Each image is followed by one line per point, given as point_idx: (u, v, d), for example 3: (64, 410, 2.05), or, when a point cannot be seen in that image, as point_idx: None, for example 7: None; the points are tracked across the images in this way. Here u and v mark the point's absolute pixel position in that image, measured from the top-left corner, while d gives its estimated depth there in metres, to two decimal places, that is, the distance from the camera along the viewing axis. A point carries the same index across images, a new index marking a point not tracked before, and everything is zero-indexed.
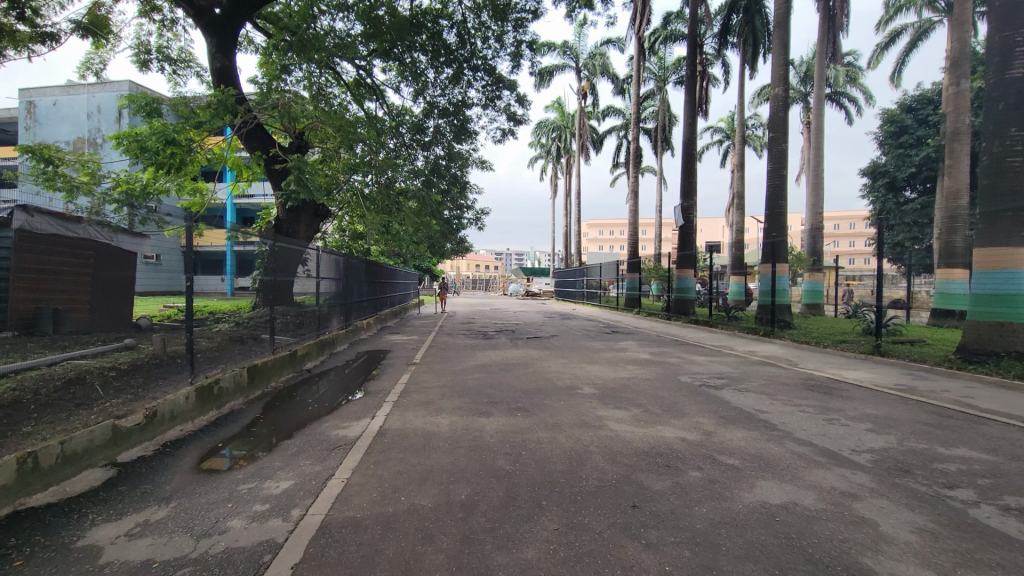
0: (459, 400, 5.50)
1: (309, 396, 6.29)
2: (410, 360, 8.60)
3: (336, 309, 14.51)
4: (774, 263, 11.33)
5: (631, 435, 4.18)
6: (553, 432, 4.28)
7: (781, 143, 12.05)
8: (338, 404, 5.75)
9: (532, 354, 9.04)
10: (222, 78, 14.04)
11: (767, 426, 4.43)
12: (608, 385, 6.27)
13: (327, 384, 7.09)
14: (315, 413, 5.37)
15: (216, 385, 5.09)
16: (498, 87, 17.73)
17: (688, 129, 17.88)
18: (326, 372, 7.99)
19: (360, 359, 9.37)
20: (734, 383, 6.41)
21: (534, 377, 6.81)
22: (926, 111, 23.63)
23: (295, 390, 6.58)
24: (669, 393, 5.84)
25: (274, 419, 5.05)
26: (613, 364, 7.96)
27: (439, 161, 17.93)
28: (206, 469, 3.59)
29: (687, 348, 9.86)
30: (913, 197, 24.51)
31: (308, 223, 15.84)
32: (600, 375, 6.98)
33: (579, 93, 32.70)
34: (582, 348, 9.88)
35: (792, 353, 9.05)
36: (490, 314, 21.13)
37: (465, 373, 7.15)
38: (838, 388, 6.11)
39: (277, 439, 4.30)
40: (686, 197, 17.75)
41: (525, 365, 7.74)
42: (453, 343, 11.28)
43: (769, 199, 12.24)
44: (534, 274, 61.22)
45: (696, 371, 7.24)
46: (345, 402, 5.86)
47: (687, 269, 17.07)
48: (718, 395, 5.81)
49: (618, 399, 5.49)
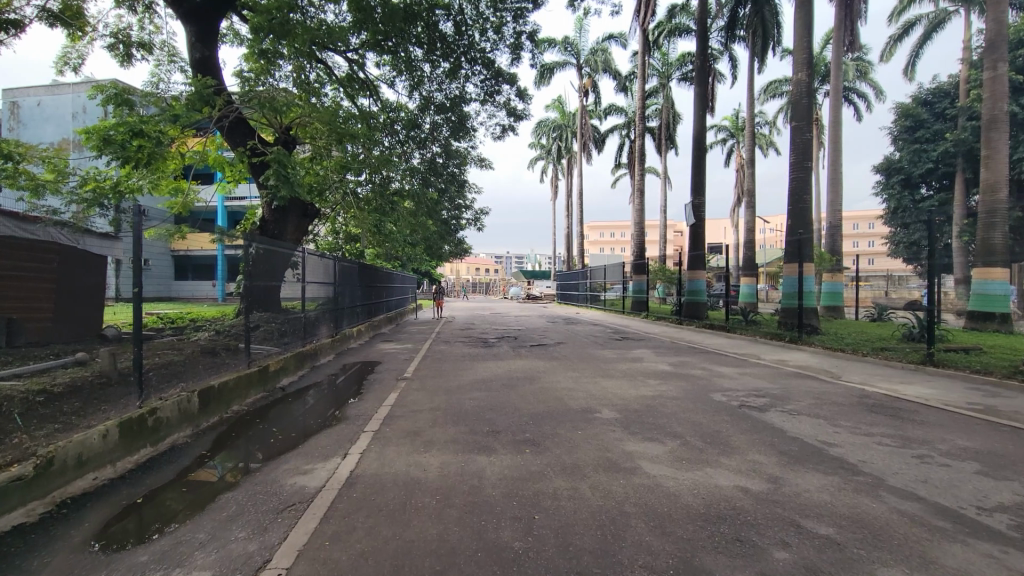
0: (453, 430, 4.51)
1: (278, 421, 5.30)
2: (401, 374, 7.61)
3: (326, 315, 13.52)
4: (801, 262, 10.36)
5: (675, 483, 3.21)
6: (573, 478, 3.31)
7: (805, 132, 11.11)
8: (311, 432, 4.75)
9: (538, 366, 8.06)
10: (202, 69, 13.10)
11: (848, 469, 3.45)
12: (630, 406, 5.29)
13: (303, 404, 6.09)
14: (277, 445, 4.38)
15: (152, 416, 4.13)
16: (497, 81, 16.86)
17: (698, 123, 16.93)
18: (306, 388, 6.94)
19: (348, 371, 8.34)
20: (780, 403, 5.41)
21: (542, 396, 5.85)
22: (942, 104, 22.83)
23: (264, 413, 5.58)
24: (707, 418, 4.84)
25: (223, 456, 4.08)
26: (631, 377, 6.99)
27: (436, 159, 17.12)
28: (188, 488, 3.40)
29: (708, 358, 8.85)
30: (929, 194, 23.62)
31: (295, 225, 14.92)
32: (620, 393, 5.98)
33: (579, 91, 31.88)
34: (591, 358, 8.91)
35: (830, 363, 8.05)
36: (490, 319, 20.18)
37: (461, 392, 6.15)
38: (908, 410, 5.09)
39: (266, 453, 4.10)
40: (695, 194, 16.80)
41: (531, 381, 6.75)
42: (450, 352, 10.31)
43: (792, 194, 11.32)
44: (535, 276, 60.14)
45: (730, 387, 6.25)
46: (318, 429, 4.88)
47: (699, 270, 16.14)
48: (765, 419, 4.83)
49: (646, 427, 4.53)
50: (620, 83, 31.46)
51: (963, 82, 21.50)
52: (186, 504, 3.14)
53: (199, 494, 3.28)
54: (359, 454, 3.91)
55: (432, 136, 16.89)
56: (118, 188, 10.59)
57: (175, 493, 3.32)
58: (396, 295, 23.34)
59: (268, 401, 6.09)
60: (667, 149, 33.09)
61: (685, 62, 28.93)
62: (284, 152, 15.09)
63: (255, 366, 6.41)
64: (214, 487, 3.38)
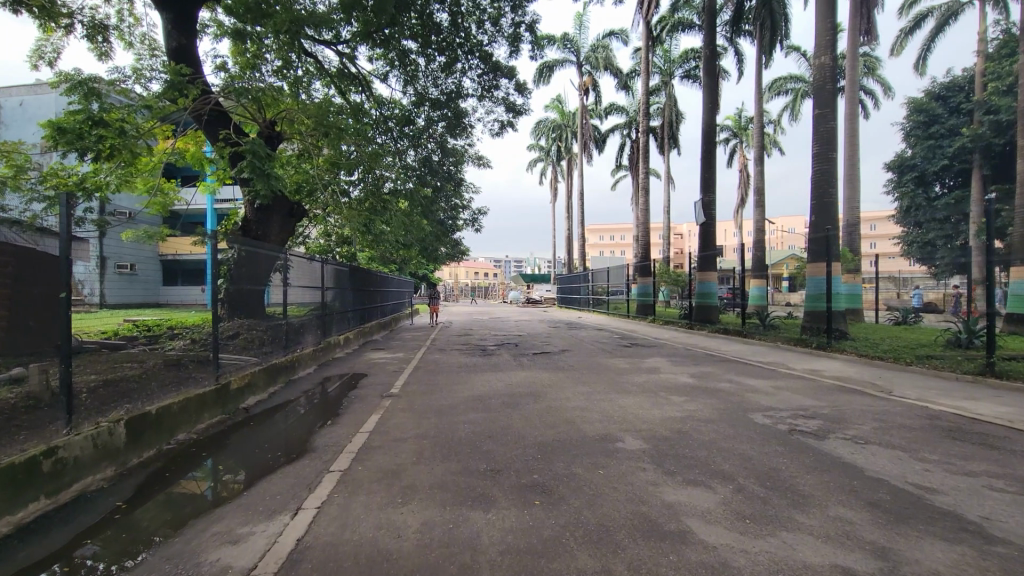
0: (442, 468, 3.60)
1: (229, 452, 4.35)
2: (387, 390, 6.68)
3: (314, 322, 12.68)
4: (829, 261, 9.49)
5: (747, 562, 2.29)
6: (604, 551, 2.41)
7: (829, 120, 10.27)
8: (265, 469, 3.82)
9: (543, 378, 7.13)
10: (179, 58, 12.20)
11: (975, 534, 2.54)
12: (658, 432, 4.37)
13: (268, 428, 5.13)
14: (215, 490, 3.45)
15: (48, 457, 3.20)
16: (495, 75, 16.02)
17: (708, 117, 16.11)
18: (273, 409, 5.90)
19: (329, 386, 7.32)
20: (838, 428, 4.48)
21: (550, 418, 4.94)
22: (957, 99, 22.07)
23: (217, 442, 4.60)
24: (757, 450, 3.91)
25: (142, 511, 3.16)
26: (651, 393, 6.08)
27: (431, 157, 16.28)
28: (173, 499, 3.32)
29: (731, 368, 7.94)
30: (943, 193, 22.88)
31: (281, 224, 14.01)
32: (642, 413, 5.05)
33: (579, 89, 31.16)
34: (601, 369, 7.99)
35: (873, 375, 7.12)
36: (489, 324, 19.19)
37: (457, 413, 5.23)
38: (1001, 438, 4.14)
39: (247, 476, 3.69)
40: (705, 191, 15.93)
41: (535, 398, 5.83)
42: (446, 362, 9.40)
43: (815, 188, 10.44)
44: (535, 279, 59.27)
45: (771, 404, 5.32)
46: (276, 464, 3.95)
47: (709, 271, 15.27)
48: (828, 451, 3.90)
49: (684, 463, 3.60)
50: (621, 80, 30.68)
51: (978, 76, 20.76)
52: (168, 519, 3.01)
53: (182, 510, 3.13)
54: (320, 503, 3.05)
55: (427, 133, 16.03)
56: (85, 184, 9.67)
57: (75, 563, 2.54)
58: (391, 299, 22.42)
59: (222, 428, 5.03)
60: (670, 149, 32.33)
61: (688, 58, 28.36)
62: (268, 149, 13.91)
63: (212, 382, 5.44)
64: (201, 503, 3.23)
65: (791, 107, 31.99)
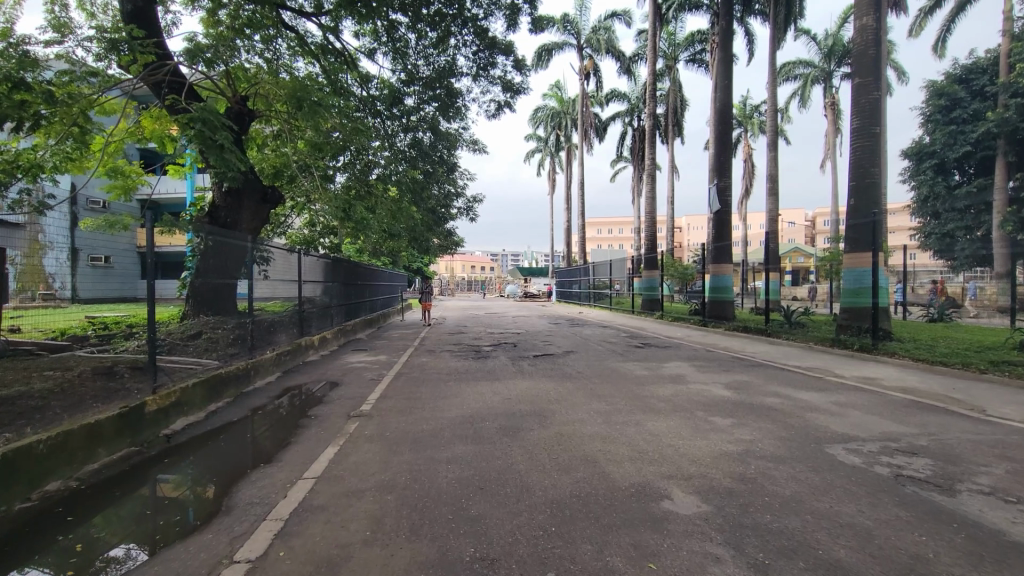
0: (407, 557, 2.35)
1: (140, 492, 3.30)
2: (358, 407, 5.43)
3: (291, 321, 11.39)
4: (876, 251, 8.26)
5: None
6: None
7: (872, 90, 9.03)
8: (208, 499, 3.16)
9: (547, 391, 5.87)
10: (135, 20, 10.28)
11: None
12: (720, 483, 3.12)
13: (197, 458, 3.98)
14: (140, 530, 2.78)
15: None
16: (491, 52, 14.67)
17: (724, 95, 14.75)
18: (208, 434, 4.62)
19: (289, 399, 5.99)
20: (962, 474, 3.23)
21: (565, 455, 3.68)
22: (980, 81, 20.86)
23: (122, 485, 3.43)
24: (872, 518, 2.66)
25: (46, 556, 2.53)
26: (686, 412, 4.84)
27: (423, 140, 14.94)
28: (141, 509, 3.05)
29: (769, 376, 6.70)
30: (963, 181, 21.72)
31: (253, 212, 12.27)
32: (687, 449, 3.77)
33: (579, 73, 29.84)
34: (617, 377, 6.78)
35: (948, 387, 5.89)
36: (485, 321, 17.97)
37: (440, 447, 3.95)
38: None
39: (219, 485, 3.39)
40: (719, 176, 14.68)
41: (542, 421, 4.57)
42: (434, 366, 8.15)
43: (855, 166, 9.20)
44: (533, 273, 58.14)
45: (849, 433, 4.09)
46: (209, 504, 3.10)
47: (724, 263, 14.09)
48: (981, 519, 2.65)
49: (780, 550, 2.34)
50: (624, 64, 29.26)
51: (1004, 57, 19.56)
52: (152, 526, 2.82)
53: (148, 524, 2.85)
54: None
55: (417, 115, 14.65)
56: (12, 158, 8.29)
57: None
58: (382, 294, 21.13)
59: (115, 472, 3.64)
60: (673, 137, 31.10)
61: (694, 41, 27.17)
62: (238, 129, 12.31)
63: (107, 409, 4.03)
64: (173, 516, 2.94)
65: (800, 94, 30.68)
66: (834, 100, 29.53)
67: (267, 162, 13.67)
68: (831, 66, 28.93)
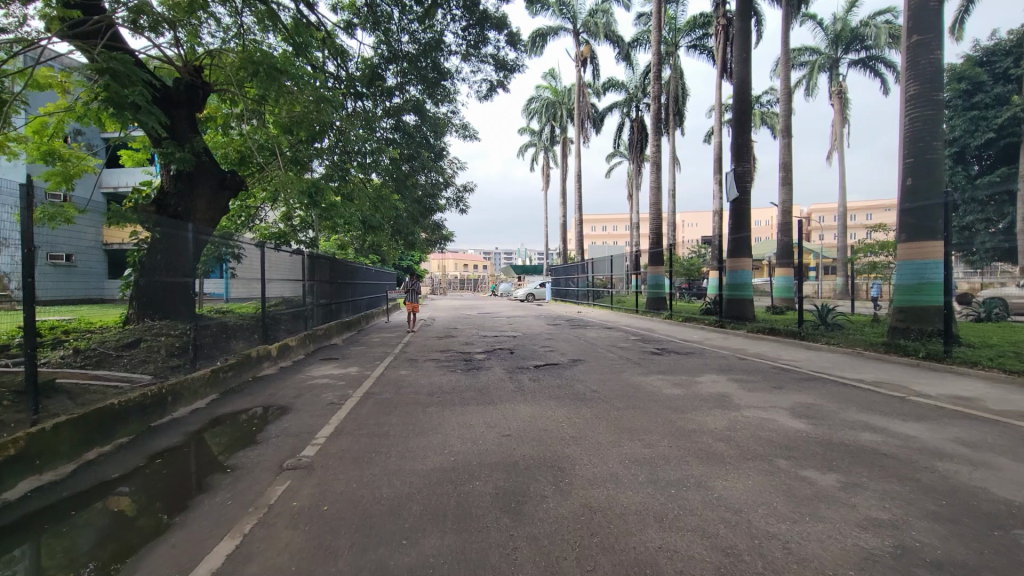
0: None
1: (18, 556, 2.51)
2: (310, 443, 4.10)
3: (253, 326, 9.69)
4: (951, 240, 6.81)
5: None
6: None
7: (933, 52, 7.66)
8: (136, 544, 2.59)
9: (558, 422, 4.44)
10: None
11: None
12: None
13: (76, 520, 2.89)
14: None
15: None
16: (483, 27, 13.12)
17: (743, 75, 13.33)
18: (100, 483, 3.41)
19: (210, 437, 4.39)
20: None
21: (609, 562, 2.22)
22: (1004, 64, 19.65)
23: None
24: None
25: None
26: (756, 455, 3.49)
27: (407, 125, 13.40)
28: (46, 564, 2.43)
29: (841, 396, 5.22)
30: (983, 171, 20.52)
31: (210, 198, 10.59)
32: (806, 546, 2.32)
33: (577, 60, 28.26)
34: (643, 396, 5.42)
35: None
36: (478, 323, 16.48)
37: (406, 541, 2.47)
38: None
39: (140, 535, 2.67)
40: (738, 161, 13.25)
41: (562, 478, 3.16)
42: (415, 380, 6.75)
43: (913, 143, 7.80)
44: (527, 270, 56.34)
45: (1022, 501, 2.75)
46: (127, 555, 2.48)
47: (743, 257, 12.68)
48: None
49: None
50: (623, 50, 27.79)
51: None
52: (111, 548, 2.56)
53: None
54: None
55: (400, 96, 13.12)
56: None
57: None
58: (367, 293, 19.56)
59: None
60: (674, 128, 29.74)
61: (698, 25, 25.80)
62: (187, 102, 10.36)
63: None
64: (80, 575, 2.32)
65: (806, 82, 29.37)
66: (841, 89, 28.24)
67: (230, 146, 12.07)
68: (838, 53, 27.67)
